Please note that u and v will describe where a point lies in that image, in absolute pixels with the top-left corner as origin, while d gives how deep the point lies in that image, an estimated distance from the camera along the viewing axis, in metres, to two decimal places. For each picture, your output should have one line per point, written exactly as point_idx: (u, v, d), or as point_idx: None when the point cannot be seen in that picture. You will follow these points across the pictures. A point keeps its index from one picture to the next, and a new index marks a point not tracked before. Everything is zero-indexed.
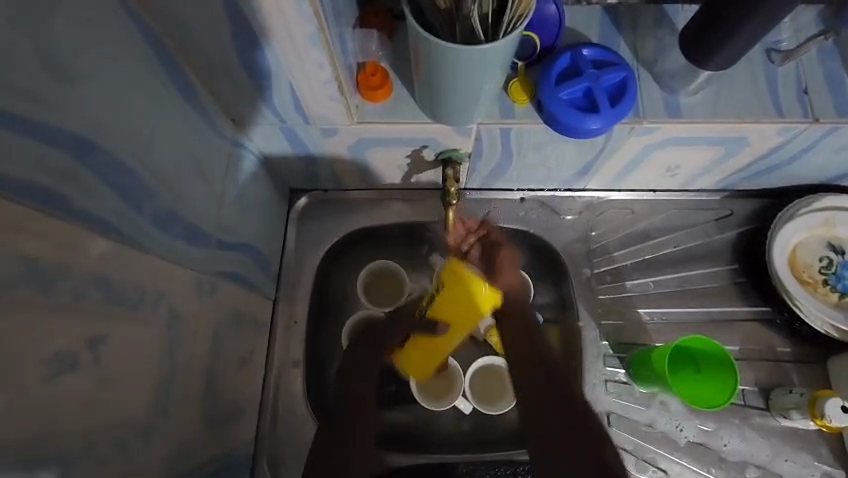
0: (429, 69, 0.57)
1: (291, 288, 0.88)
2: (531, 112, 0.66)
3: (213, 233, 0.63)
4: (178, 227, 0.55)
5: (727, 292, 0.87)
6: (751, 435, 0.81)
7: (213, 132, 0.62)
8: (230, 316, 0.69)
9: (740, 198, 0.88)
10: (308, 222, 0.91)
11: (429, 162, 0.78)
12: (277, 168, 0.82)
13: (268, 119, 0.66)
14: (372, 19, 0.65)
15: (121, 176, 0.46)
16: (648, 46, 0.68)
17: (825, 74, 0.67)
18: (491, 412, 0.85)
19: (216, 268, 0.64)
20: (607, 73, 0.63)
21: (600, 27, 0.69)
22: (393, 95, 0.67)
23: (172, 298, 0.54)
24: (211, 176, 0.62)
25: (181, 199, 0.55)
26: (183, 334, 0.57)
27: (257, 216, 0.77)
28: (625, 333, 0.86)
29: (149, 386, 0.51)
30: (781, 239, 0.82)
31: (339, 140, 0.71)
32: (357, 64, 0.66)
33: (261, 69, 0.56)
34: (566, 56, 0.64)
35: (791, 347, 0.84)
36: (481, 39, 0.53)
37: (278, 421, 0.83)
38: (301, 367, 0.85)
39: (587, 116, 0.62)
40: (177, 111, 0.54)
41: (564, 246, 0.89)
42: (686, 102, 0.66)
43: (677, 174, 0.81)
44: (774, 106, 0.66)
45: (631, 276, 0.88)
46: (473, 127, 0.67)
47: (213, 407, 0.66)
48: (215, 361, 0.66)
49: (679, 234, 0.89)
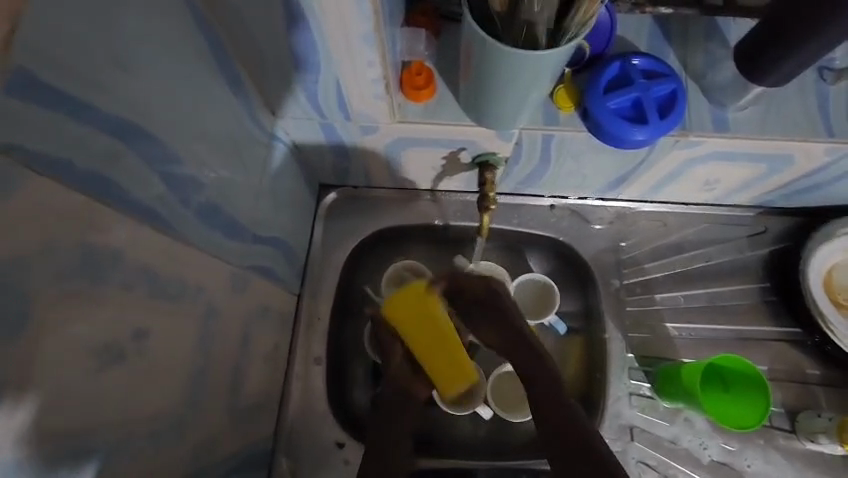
0: (480, 72, 0.56)
1: (316, 283, 0.88)
2: (575, 120, 0.65)
3: (249, 226, 0.62)
4: (219, 220, 0.54)
5: (757, 310, 0.86)
6: (775, 457, 0.80)
7: (255, 125, 0.61)
8: (259, 310, 0.69)
9: (775, 216, 0.86)
10: (336, 218, 0.91)
11: (464, 165, 0.78)
12: (310, 163, 0.81)
13: (308, 115, 0.66)
14: (420, 17, 0.65)
15: (172, 168, 0.45)
16: (697, 59, 0.67)
17: None
18: (512, 418, 0.83)
19: (250, 261, 0.64)
20: (657, 85, 0.62)
21: (648, 37, 0.67)
22: (436, 95, 0.66)
23: (210, 292, 0.53)
24: (250, 169, 0.61)
25: (223, 192, 0.55)
26: (218, 328, 0.57)
27: (288, 210, 0.77)
28: (651, 347, 0.85)
29: (185, 379, 0.50)
30: (817, 260, 0.81)
31: (376, 139, 0.71)
32: (401, 62, 0.65)
33: (310, 64, 0.55)
34: (616, 65, 0.63)
35: (820, 370, 0.83)
36: (541, 45, 0.52)
37: (298, 416, 0.83)
38: (322, 365, 0.85)
39: (634, 127, 0.61)
40: (224, 103, 0.53)
41: (592, 255, 0.88)
42: (734, 117, 0.65)
43: (714, 188, 0.80)
44: (825, 126, 0.64)
45: (659, 289, 0.87)
46: (515, 132, 0.66)
47: (240, 401, 0.65)
48: (244, 355, 0.65)
49: (711, 249, 0.88)
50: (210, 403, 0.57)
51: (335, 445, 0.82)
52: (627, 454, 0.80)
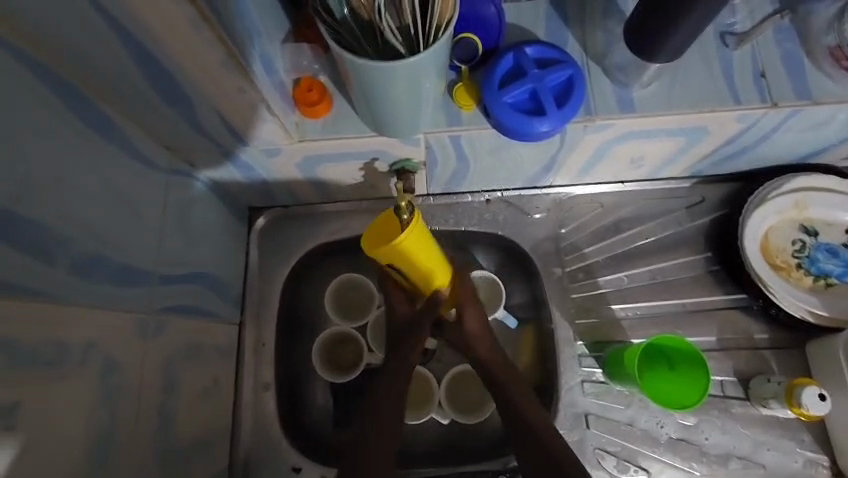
0: (360, 86, 0.54)
1: (257, 309, 0.86)
2: (479, 118, 0.63)
3: (153, 269, 0.60)
4: (106, 273, 0.52)
5: (702, 281, 0.85)
6: (732, 427, 0.79)
7: (145, 164, 0.59)
8: (185, 350, 0.67)
9: (709, 184, 0.86)
10: (270, 240, 0.89)
11: (384, 173, 0.75)
12: (230, 191, 0.79)
13: (205, 146, 0.63)
14: (307, 30, 0.61)
15: (29, 231, 0.43)
16: (596, 39, 0.65)
17: (782, 55, 0.64)
18: (467, 421, 0.83)
19: (163, 304, 0.62)
20: (552, 73, 0.60)
21: (545, 22, 0.65)
22: (334, 109, 0.64)
23: (105, 345, 0.52)
24: (146, 211, 0.59)
25: (108, 240, 0.53)
26: (126, 378, 0.55)
27: (210, 241, 0.75)
28: (600, 332, 0.84)
29: (87, 439, 0.49)
30: (752, 225, 0.80)
31: (286, 159, 0.69)
32: (292, 81, 0.63)
33: (181, 97, 0.53)
34: (509, 57, 0.61)
35: (769, 333, 0.82)
36: (405, 54, 0.50)
37: (251, 447, 0.81)
38: (272, 390, 0.84)
39: (535, 119, 0.59)
40: (95, 152, 0.51)
41: (533, 245, 0.87)
42: (638, 96, 0.63)
43: (642, 165, 0.79)
44: (730, 93, 0.63)
45: (603, 272, 0.86)
46: (420, 137, 0.64)
47: (171, 444, 0.64)
48: (169, 398, 0.64)
49: (649, 224, 0.87)
50: (129, 455, 0.56)
51: (293, 471, 0.81)
52: (586, 441, 0.79)
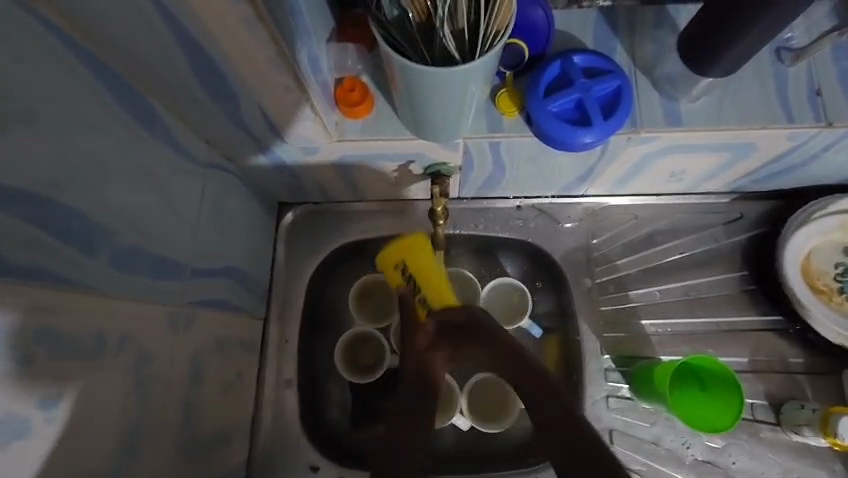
0: (407, 88, 0.53)
1: (282, 305, 0.86)
2: (520, 125, 0.62)
3: (187, 262, 0.60)
4: (143, 265, 0.53)
5: (737, 300, 0.83)
6: (761, 452, 0.77)
7: (185, 158, 0.59)
8: (213, 344, 0.67)
9: (749, 201, 0.83)
10: (299, 236, 0.89)
11: (418, 175, 0.75)
12: (262, 185, 0.79)
13: (244, 141, 0.63)
14: (352, 29, 0.61)
15: (75, 222, 0.43)
16: (646, 49, 0.63)
17: (839, 73, 0.62)
18: (488, 428, 0.82)
19: (195, 297, 0.62)
20: (599, 83, 0.58)
21: (593, 30, 0.64)
22: (374, 109, 0.63)
23: (140, 337, 0.52)
24: (184, 205, 0.60)
25: (147, 233, 0.53)
26: (157, 371, 0.55)
27: (241, 235, 0.75)
28: (628, 346, 0.82)
29: (118, 431, 0.49)
30: (794, 244, 0.78)
31: (322, 158, 0.68)
32: (334, 80, 0.62)
33: (226, 93, 0.52)
34: (556, 65, 0.60)
35: (804, 358, 0.80)
36: (458, 60, 0.49)
37: (271, 442, 0.81)
38: (294, 387, 0.84)
39: (579, 130, 0.58)
40: (139, 144, 0.51)
41: (563, 255, 0.85)
42: (686, 109, 0.61)
43: (682, 178, 0.77)
44: (783, 111, 0.61)
45: (634, 286, 0.84)
46: (460, 141, 0.63)
47: (196, 436, 0.64)
48: (197, 390, 0.64)
49: (683, 239, 0.85)
50: (156, 447, 0.56)
51: (311, 469, 0.81)
52: None
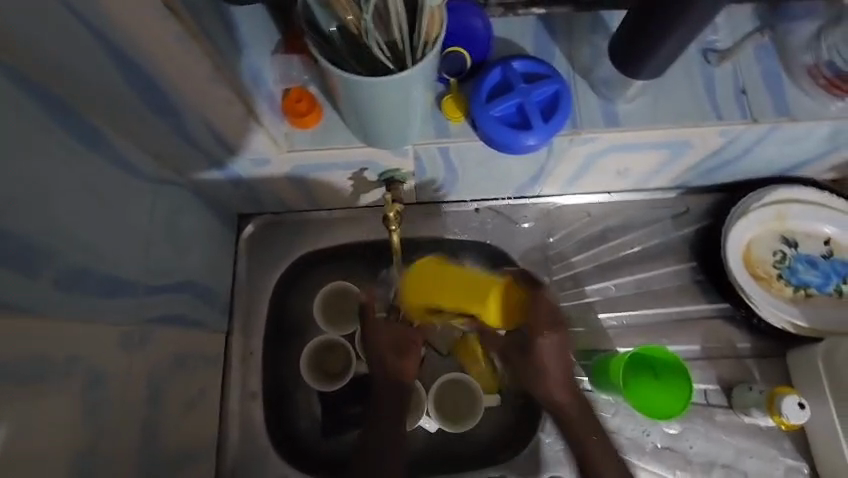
0: (350, 98, 0.55)
1: (245, 318, 0.86)
2: (467, 130, 0.64)
3: (140, 279, 0.60)
4: (90, 283, 0.52)
5: (686, 290, 0.86)
6: (716, 435, 0.81)
7: (133, 175, 0.59)
8: (172, 360, 0.67)
9: (694, 195, 0.87)
10: (260, 248, 0.89)
11: (374, 183, 0.76)
12: (219, 199, 0.79)
13: (194, 156, 0.64)
14: (297, 40, 0.62)
15: (12, 243, 0.43)
16: (583, 54, 0.66)
17: (762, 72, 0.66)
18: (454, 429, 0.83)
19: (149, 314, 0.62)
20: (538, 87, 0.61)
21: (532, 37, 0.66)
22: (323, 119, 0.64)
23: (89, 357, 0.52)
24: (134, 222, 0.59)
25: (94, 252, 0.53)
26: (111, 389, 0.55)
27: (198, 250, 0.75)
28: (587, 340, 0.85)
29: (69, 453, 0.49)
30: (735, 234, 0.81)
31: (276, 169, 0.69)
32: (281, 92, 0.63)
33: (169, 109, 0.53)
34: (497, 71, 0.62)
35: (751, 342, 0.84)
36: (392, 69, 0.51)
37: (239, 455, 0.81)
38: (259, 399, 0.84)
39: (522, 133, 0.60)
40: (81, 163, 0.51)
41: (520, 254, 0.88)
42: (623, 110, 0.64)
43: (628, 176, 0.80)
44: (712, 109, 0.64)
45: (590, 282, 0.87)
46: (410, 148, 0.65)
47: (157, 454, 0.64)
48: (156, 408, 0.63)
49: (633, 234, 0.88)
50: (111, 467, 0.55)
51: None
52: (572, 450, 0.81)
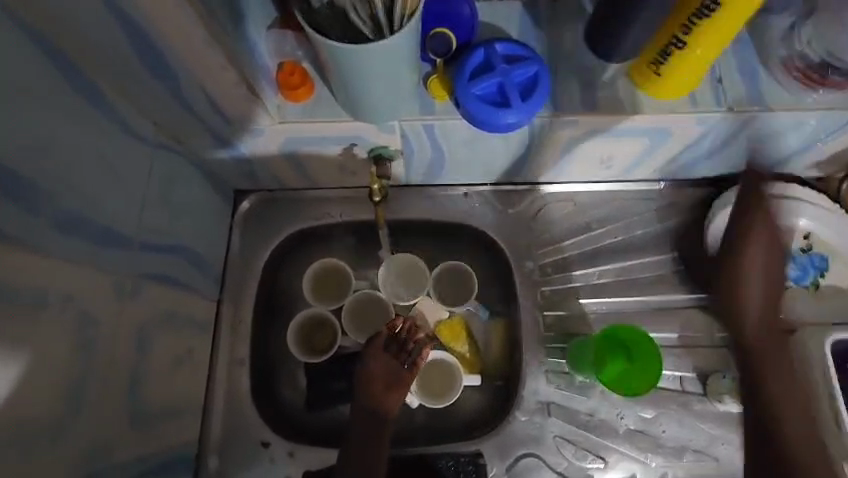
0: (336, 68, 0.58)
1: (236, 288, 0.89)
2: (451, 109, 0.68)
3: (134, 235, 0.63)
4: (88, 232, 0.56)
5: (667, 279, 0.88)
6: (689, 421, 0.82)
7: (132, 136, 0.63)
8: (162, 317, 0.70)
9: (677, 187, 0.89)
10: (254, 222, 0.92)
11: (363, 160, 0.79)
12: (215, 172, 0.82)
13: (190, 123, 0.67)
14: (291, 20, 0.67)
15: (14, 182, 0.47)
16: (566, 40, 0.69)
17: (739, 63, 0.68)
18: (433, 403, 0.85)
19: (142, 270, 0.65)
20: (518, 68, 0.63)
21: (517, 22, 0.69)
22: (314, 93, 0.68)
23: (82, 299, 0.55)
24: (131, 180, 0.63)
25: (93, 203, 0.56)
26: (102, 335, 0.58)
27: (193, 218, 0.78)
28: (567, 324, 0.87)
29: (59, 386, 0.52)
30: (715, 224, 0.84)
31: (269, 141, 0.72)
32: (275, 65, 0.67)
33: (168, 73, 0.56)
34: (480, 52, 0.65)
35: (728, 333, 0.85)
36: (372, 38, 0.55)
37: (223, 418, 0.84)
38: (246, 366, 0.86)
39: (502, 111, 0.63)
40: (83, 119, 0.55)
41: (506, 239, 0.90)
42: (602, 96, 0.67)
43: (611, 165, 0.82)
44: (688, 97, 0.67)
45: (573, 268, 0.89)
46: (395, 123, 0.68)
47: (143, 405, 0.66)
48: (144, 360, 0.67)
49: (617, 223, 0.90)
50: (98, 409, 0.58)
51: (262, 445, 0.83)
52: (546, 429, 0.82)
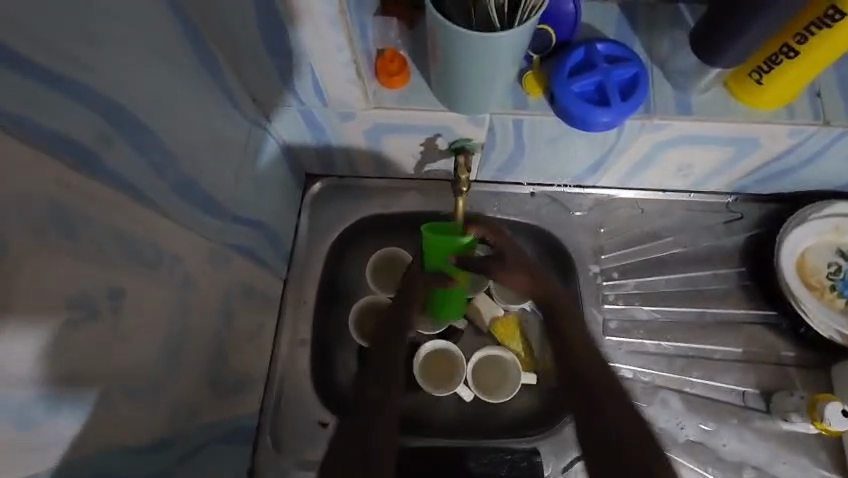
0: (446, 55, 0.59)
1: (301, 269, 0.91)
2: (544, 105, 0.68)
3: (228, 205, 0.65)
4: (195, 197, 0.57)
5: (732, 293, 0.87)
6: (749, 437, 0.81)
7: (235, 109, 0.64)
8: (241, 288, 0.72)
9: (749, 202, 0.88)
10: (322, 206, 0.93)
11: (442, 152, 0.80)
12: (294, 152, 0.84)
13: (286, 101, 0.69)
14: (393, 6, 0.67)
15: (147, 142, 0.48)
16: (662, 44, 0.69)
17: (839, 78, 0.67)
18: (490, 399, 0.86)
19: (231, 241, 0.67)
20: (619, 69, 0.64)
21: (615, 25, 0.70)
22: (410, 81, 0.69)
23: (188, 261, 0.56)
24: (230, 152, 0.64)
25: (201, 169, 0.58)
26: (197, 299, 0.60)
27: (272, 196, 0.80)
28: (629, 330, 0.87)
29: (162, 343, 0.54)
30: (790, 241, 0.83)
31: (356, 125, 0.74)
32: (375, 51, 0.68)
33: (283, 48, 0.58)
34: (581, 51, 0.65)
35: (795, 352, 0.84)
36: (496, 26, 0.56)
37: (282, 394, 0.85)
38: (308, 347, 0.87)
39: (599, 110, 0.63)
40: (201, 87, 0.56)
41: (570, 240, 0.90)
42: (696, 101, 0.67)
43: (688, 173, 0.82)
44: (785, 108, 0.67)
45: (637, 275, 0.89)
46: (486, 116, 0.69)
47: (221, 371, 0.68)
48: (226, 328, 0.68)
49: (685, 233, 0.89)
50: (189, 371, 0.60)
51: (319, 425, 0.84)
52: None
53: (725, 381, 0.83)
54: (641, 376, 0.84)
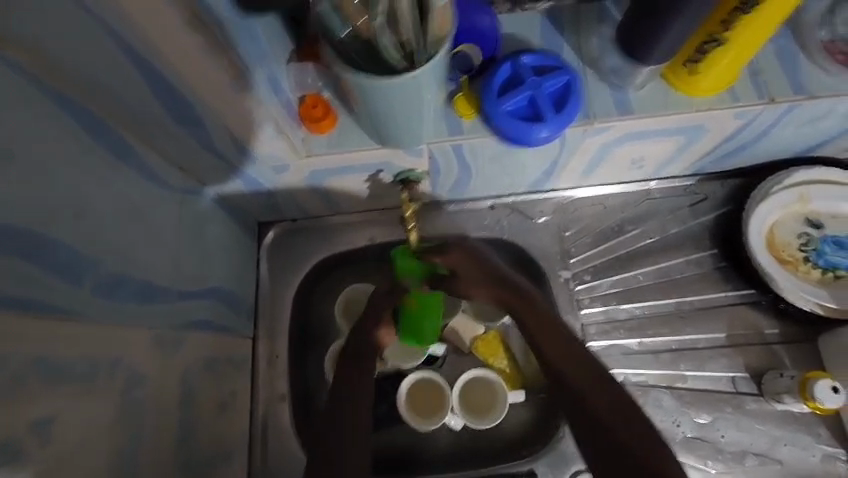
0: (363, 100, 0.56)
1: (269, 323, 0.87)
2: (480, 126, 0.65)
3: (170, 284, 0.62)
4: (126, 291, 0.55)
5: (709, 278, 0.85)
6: (748, 424, 0.80)
7: (159, 184, 0.61)
8: (202, 363, 0.69)
9: (712, 181, 0.86)
10: (279, 255, 0.90)
11: (389, 184, 0.77)
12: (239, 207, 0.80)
13: (216, 166, 0.66)
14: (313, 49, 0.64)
15: (55, 251, 0.46)
16: (592, 44, 0.66)
17: (777, 53, 0.65)
18: (479, 426, 0.83)
19: (180, 320, 0.64)
20: (549, 79, 0.62)
21: (541, 31, 0.67)
22: (338, 124, 0.66)
23: (128, 358, 0.54)
24: (162, 228, 0.61)
25: (130, 260, 0.56)
26: (148, 390, 0.57)
27: (222, 258, 0.76)
28: (611, 332, 0.84)
29: (113, 450, 0.51)
30: (757, 219, 0.81)
31: (293, 174, 0.71)
32: (296, 99, 0.65)
33: (194, 119, 0.55)
34: (507, 66, 0.63)
35: (779, 328, 0.83)
36: (404, 68, 0.53)
37: (268, 455, 0.82)
38: (287, 401, 0.85)
39: (535, 126, 0.61)
40: (114, 174, 0.53)
41: (539, 249, 0.87)
42: (635, 97, 0.65)
43: (642, 165, 0.80)
44: (727, 92, 0.64)
45: (609, 274, 0.86)
46: (423, 147, 0.66)
47: (192, 454, 0.65)
48: (190, 409, 0.65)
49: (652, 223, 0.87)
50: (153, 467, 0.57)
51: None
52: None
53: (715, 370, 0.82)
54: (631, 377, 0.82)
